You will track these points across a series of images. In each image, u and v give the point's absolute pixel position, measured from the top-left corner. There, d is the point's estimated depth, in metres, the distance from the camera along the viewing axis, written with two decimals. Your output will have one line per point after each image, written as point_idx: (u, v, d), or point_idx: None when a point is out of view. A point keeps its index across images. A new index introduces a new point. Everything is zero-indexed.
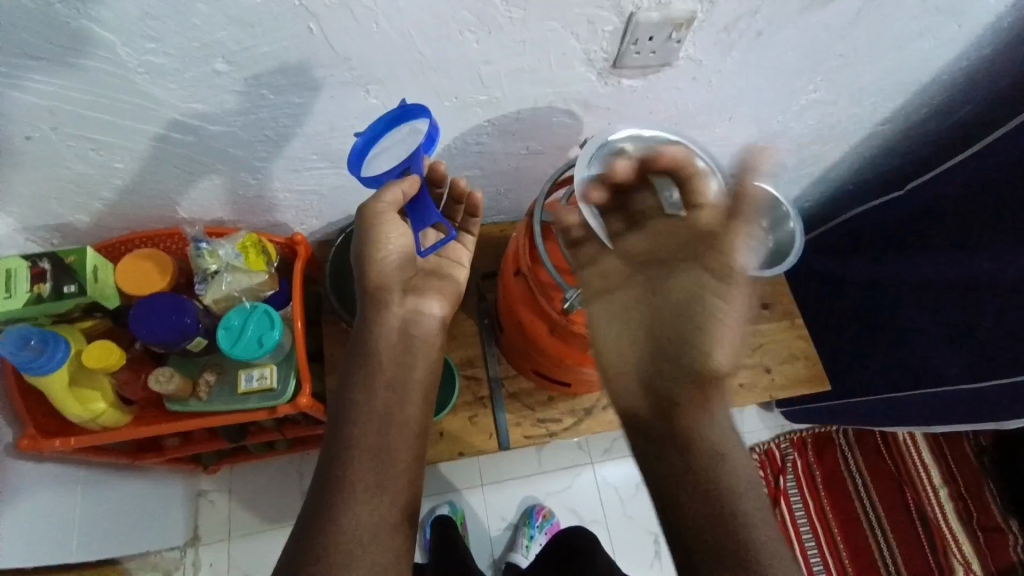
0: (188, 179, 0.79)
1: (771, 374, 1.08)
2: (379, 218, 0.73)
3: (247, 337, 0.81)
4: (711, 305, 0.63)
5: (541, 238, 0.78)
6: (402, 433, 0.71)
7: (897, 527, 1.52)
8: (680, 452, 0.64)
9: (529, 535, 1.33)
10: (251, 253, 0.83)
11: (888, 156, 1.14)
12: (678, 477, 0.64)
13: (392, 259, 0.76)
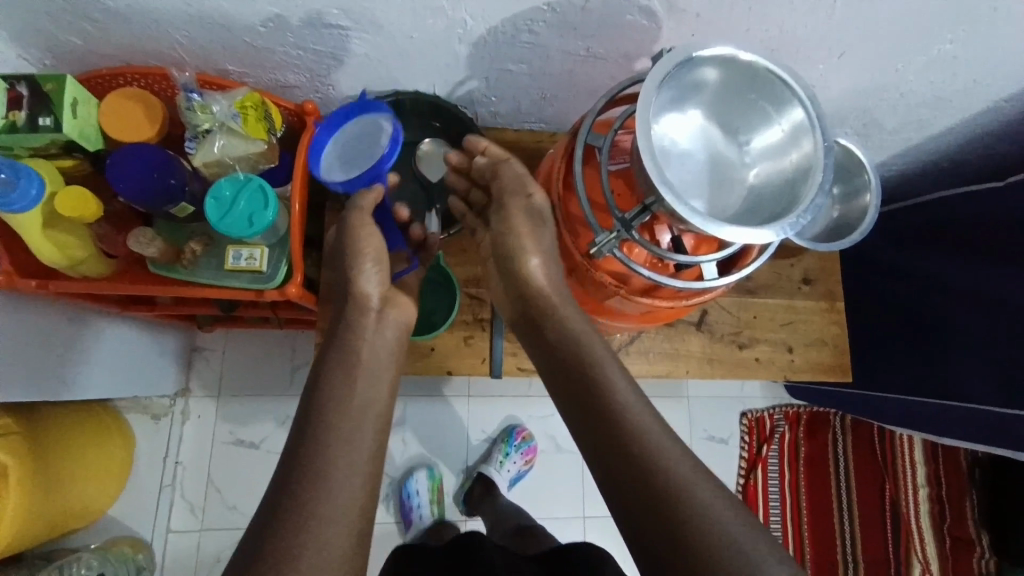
0: (187, 12, 0.67)
1: (793, 354, 1.00)
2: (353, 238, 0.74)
3: (238, 211, 0.73)
4: (529, 238, 0.70)
5: (581, 162, 0.68)
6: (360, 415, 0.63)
7: (864, 513, 1.53)
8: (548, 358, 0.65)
9: (504, 453, 1.33)
10: (250, 116, 0.73)
11: (1003, 138, 0.96)
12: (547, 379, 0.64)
13: (364, 272, 0.74)
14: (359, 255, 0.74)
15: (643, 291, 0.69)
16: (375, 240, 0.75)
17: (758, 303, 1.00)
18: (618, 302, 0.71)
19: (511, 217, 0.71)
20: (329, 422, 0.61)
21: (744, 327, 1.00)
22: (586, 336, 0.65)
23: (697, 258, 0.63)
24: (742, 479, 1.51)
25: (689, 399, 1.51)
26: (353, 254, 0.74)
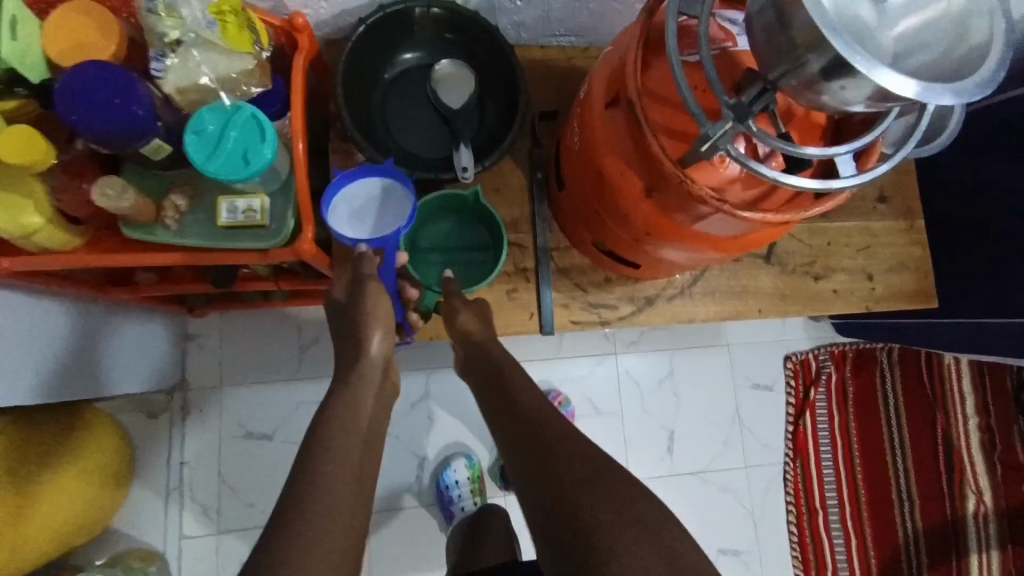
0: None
1: (872, 282, 0.89)
2: (355, 293, 0.65)
3: (228, 149, 0.58)
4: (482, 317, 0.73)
5: (675, 36, 0.49)
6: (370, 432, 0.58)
7: (917, 450, 1.46)
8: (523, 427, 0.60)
9: None
10: (230, 24, 0.57)
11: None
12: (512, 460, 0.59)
13: (377, 335, 0.63)
14: (372, 317, 0.63)
15: (746, 203, 0.56)
16: (385, 305, 0.65)
17: (831, 228, 0.89)
18: (712, 221, 0.58)
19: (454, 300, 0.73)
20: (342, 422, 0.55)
21: (817, 255, 0.88)
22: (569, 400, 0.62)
23: (831, 151, 0.49)
24: (790, 426, 1.43)
25: (730, 346, 1.41)
26: (363, 311, 0.64)
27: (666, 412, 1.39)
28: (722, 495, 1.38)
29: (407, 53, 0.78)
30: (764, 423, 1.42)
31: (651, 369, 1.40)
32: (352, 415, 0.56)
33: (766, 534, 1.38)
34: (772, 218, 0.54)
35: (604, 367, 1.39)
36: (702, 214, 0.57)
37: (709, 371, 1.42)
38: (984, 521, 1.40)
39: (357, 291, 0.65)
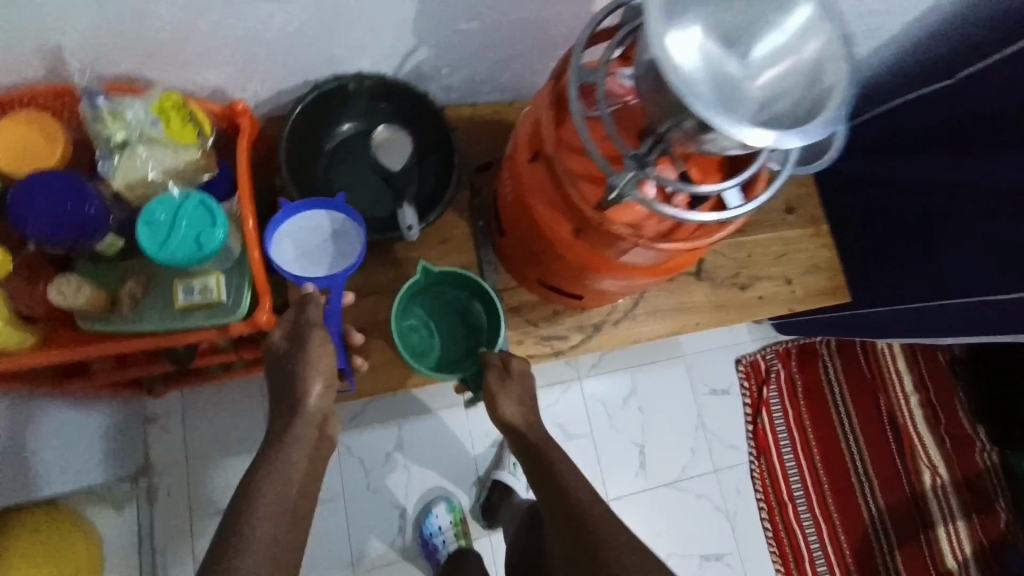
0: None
1: (791, 285, 0.98)
2: (298, 337, 0.65)
3: (180, 235, 0.61)
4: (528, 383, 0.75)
5: (576, 100, 0.57)
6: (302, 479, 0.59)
7: (868, 432, 1.56)
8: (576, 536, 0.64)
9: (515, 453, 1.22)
10: (174, 120, 0.62)
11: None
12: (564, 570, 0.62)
13: (317, 388, 0.64)
14: (312, 368, 0.64)
15: (661, 236, 0.63)
16: (327, 355, 0.65)
17: (750, 241, 0.99)
18: (633, 254, 0.65)
19: (495, 385, 0.74)
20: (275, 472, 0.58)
21: (741, 267, 0.97)
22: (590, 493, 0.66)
23: (722, 186, 0.57)
24: (750, 426, 1.51)
25: (685, 356, 1.50)
26: (304, 362, 0.64)
27: (635, 428, 1.45)
28: (696, 501, 1.44)
29: (343, 123, 0.83)
30: (725, 425, 1.50)
31: (616, 389, 1.46)
32: (288, 470, 0.58)
33: (743, 533, 1.44)
34: (683, 246, 0.62)
35: (571, 394, 1.43)
36: (623, 249, 0.65)
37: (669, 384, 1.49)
38: (942, 493, 1.51)
39: (298, 336, 0.65)
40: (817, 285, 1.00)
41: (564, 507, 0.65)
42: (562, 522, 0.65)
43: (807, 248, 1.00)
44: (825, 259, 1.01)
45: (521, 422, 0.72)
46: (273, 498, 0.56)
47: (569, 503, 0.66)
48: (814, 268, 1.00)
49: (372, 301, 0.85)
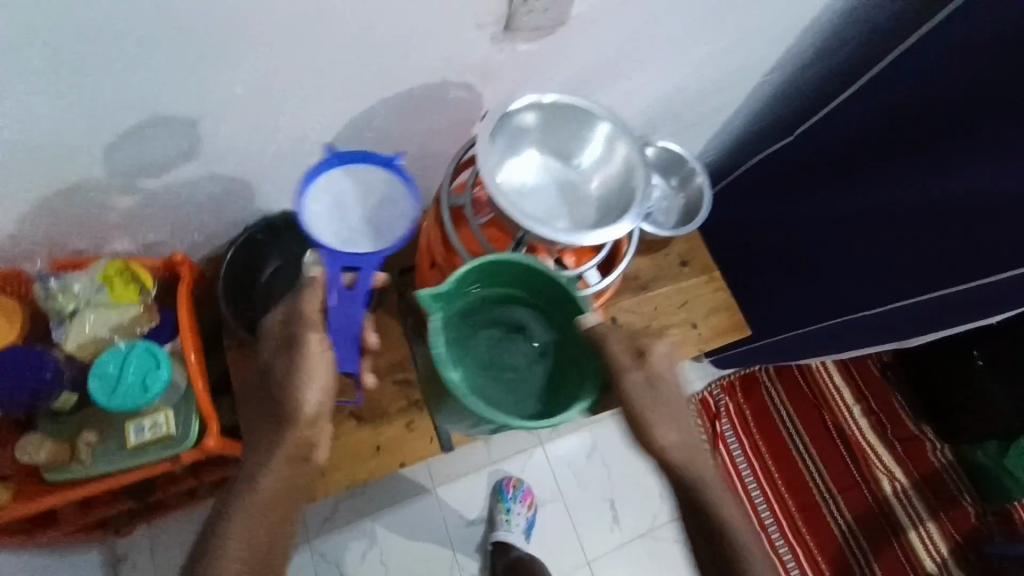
0: (29, 192, 0.67)
1: (696, 328, 1.11)
2: (285, 348, 0.68)
3: (128, 382, 0.69)
4: (677, 388, 0.72)
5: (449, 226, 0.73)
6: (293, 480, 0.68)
7: (822, 449, 1.64)
8: (699, 513, 0.74)
9: (506, 510, 1.37)
10: (118, 283, 0.72)
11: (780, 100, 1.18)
12: (703, 532, 0.74)
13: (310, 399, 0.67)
14: (308, 379, 0.67)
15: None
16: (323, 365, 0.67)
17: (654, 295, 1.11)
18: (529, 329, 0.79)
19: (647, 403, 0.69)
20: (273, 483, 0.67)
21: (650, 320, 1.10)
22: (726, 495, 0.74)
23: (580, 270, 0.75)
24: (711, 461, 1.58)
25: None
26: (299, 374, 0.67)
27: (601, 483, 1.49)
28: (674, 545, 1.48)
29: (269, 260, 0.90)
30: (687, 465, 1.55)
31: (576, 448, 1.50)
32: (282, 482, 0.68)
33: None
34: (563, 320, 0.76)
35: (535, 461, 1.48)
36: (519, 326, 0.79)
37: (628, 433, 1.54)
38: (905, 497, 1.59)
39: (277, 353, 0.68)
40: (720, 324, 1.13)
41: (695, 500, 0.73)
42: (691, 501, 0.74)
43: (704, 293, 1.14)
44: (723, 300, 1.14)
45: (665, 442, 0.71)
46: (254, 502, 0.67)
47: (689, 489, 0.73)
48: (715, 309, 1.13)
49: (318, 408, 0.91)
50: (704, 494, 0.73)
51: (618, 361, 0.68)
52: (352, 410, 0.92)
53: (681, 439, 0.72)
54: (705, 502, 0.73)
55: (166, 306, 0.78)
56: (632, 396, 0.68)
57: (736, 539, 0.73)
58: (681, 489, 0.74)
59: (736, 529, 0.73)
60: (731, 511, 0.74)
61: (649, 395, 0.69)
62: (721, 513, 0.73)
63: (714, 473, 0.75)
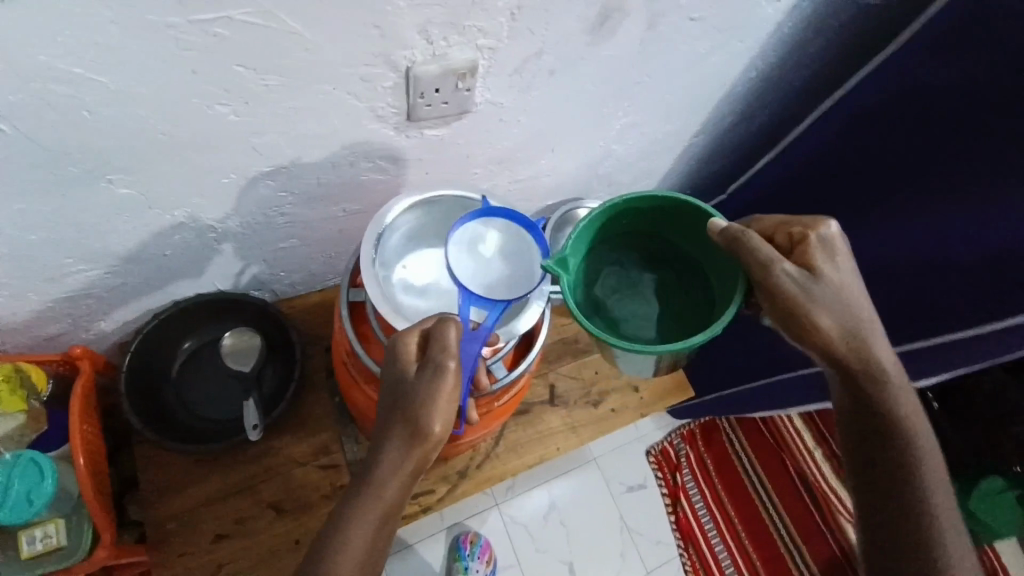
0: None
1: (639, 391, 1.08)
2: (421, 371, 0.60)
3: (11, 494, 0.68)
4: (854, 289, 0.63)
5: (347, 321, 0.73)
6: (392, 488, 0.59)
7: (785, 498, 1.54)
8: (878, 440, 0.66)
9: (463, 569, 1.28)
10: (0, 393, 0.73)
11: (714, 158, 1.19)
12: (868, 466, 0.66)
13: (421, 385, 0.60)
14: (423, 364, 0.60)
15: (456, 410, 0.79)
16: (436, 351, 0.60)
17: (595, 359, 1.09)
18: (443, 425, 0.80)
19: (802, 303, 0.62)
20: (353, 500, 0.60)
21: (590, 385, 1.07)
22: (906, 394, 0.65)
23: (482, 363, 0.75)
24: (672, 516, 1.47)
25: (596, 458, 1.45)
26: (410, 370, 0.61)
27: (559, 545, 1.38)
28: None
29: (182, 350, 0.89)
30: (652, 522, 1.45)
31: (533, 507, 1.39)
32: (382, 481, 0.59)
33: None
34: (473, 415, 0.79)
35: (489, 525, 1.36)
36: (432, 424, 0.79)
37: (589, 488, 1.43)
38: None
39: (424, 369, 0.60)
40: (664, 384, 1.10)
41: (880, 419, 0.65)
42: (860, 427, 0.66)
43: None
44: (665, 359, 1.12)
45: (833, 331, 0.63)
46: (349, 553, 0.58)
47: (881, 413, 0.65)
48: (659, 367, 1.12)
49: (231, 501, 0.85)
50: (901, 421, 0.65)
51: (766, 254, 0.62)
52: (269, 502, 0.86)
53: (870, 329, 0.64)
54: (874, 427, 0.65)
55: (56, 411, 0.79)
56: (798, 306, 0.62)
57: (918, 469, 0.65)
58: (858, 410, 0.66)
59: (926, 463, 0.65)
60: (923, 440, 0.66)
61: (824, 298, 0.62)
62: (911, 438, 0.65)
63: (903, 394, 0.65)
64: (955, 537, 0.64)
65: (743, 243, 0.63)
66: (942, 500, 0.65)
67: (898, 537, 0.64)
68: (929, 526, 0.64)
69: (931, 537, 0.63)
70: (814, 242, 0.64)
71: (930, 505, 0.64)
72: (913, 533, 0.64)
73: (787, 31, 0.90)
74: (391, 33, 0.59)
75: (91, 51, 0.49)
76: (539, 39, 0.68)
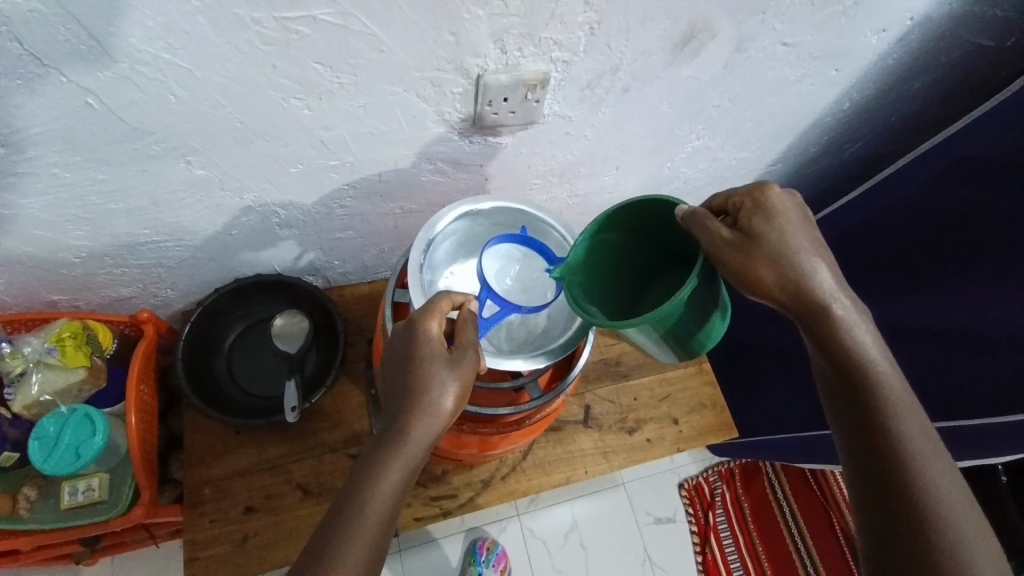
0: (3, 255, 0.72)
1: (679, 426, 1.03)
2: (454, 353, 0.61)
3: (63, 446, 0.81)
4: (804, 242, 0.58)
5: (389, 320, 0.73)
6: (413, 452, 0.57)
7: (826, 558, 1.42)
8: (857, 417, 0.57)
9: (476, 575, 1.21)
10: (68, 347, 0.81)
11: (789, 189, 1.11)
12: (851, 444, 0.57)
13: (438, 353, 0.60)
14: (429, 330, 0.61)
15: (484, 422, 0.78)
16: (435, 319, 0.61)
17: (635, 385, 1.05)
18: (469, 434, 0.80)
19: (748, 264, 0.57)
20: (372, 463, 0.57)
21: (627, 412, 1.03)
22: (881, 355, 0.57)
23: (516, 381, 0.74)
24: (699, 556, 1.38)
25: (626, 483, 1.38)
26: (428, 336, 0.60)
27: (575, 569, 1.30)
28: None
29: (236, 324, 0.93)
30: (676, 558, 1.36)
31: (554, 523, 1.32)
32: (411, 445, 0.57)
33: None
34: (500, 430, 0.78)
35: (508, 534, 1.30)
36: (459, 430, 0.80)
37: (615, 513, 1.36)
38: None
39: (460, 351, 0.61)
40: (706, 419, 1.05)
41: (852, 389, 0.57)
42: (842, 403, 0.58)
43: (691, 386, 1.06)
44: (710, 393, 1.06)
45: (777, 290, 0.58)
46: (374, 512, 0.55)
47: (852, 382, 0.57)
48: (703, 400, 1.06)
49: (265, 476, 0.88)
50: (877, 390, 0.56)
51: (713, 225, 0.57)
52: (298, 482, 0.88)
53: (824, 284, 0.58)
54: (847, 401, 0.58)
55: (113, 369, 0.89)
56: (743, 263, 0.57)
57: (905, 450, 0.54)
58: (832, 380, 0.59)
59: (921, 446, 0.54)
60: (913, 416, 0.56)
61: (768, 254, 0.57)
62: (894, 410, 0.56)
63: (880, 359, 0.57)
64: (976, 537, 0.51)
65: (690, 214, 0.58)
66: (952, 486, 0.53)
67: (892, 538, 0.53)
68: (937, 520, 0.51)
69: (944, 535, 0.51)
70: (754, 195, 0.60)
71: (938, 493, 0.52)
72: (915, 530, 0.52)
73: (890, 62, 0.83)
74: (465, 40, 0.58)
75: (180, 40, 0.51)
76: (617, 55, 0.66)
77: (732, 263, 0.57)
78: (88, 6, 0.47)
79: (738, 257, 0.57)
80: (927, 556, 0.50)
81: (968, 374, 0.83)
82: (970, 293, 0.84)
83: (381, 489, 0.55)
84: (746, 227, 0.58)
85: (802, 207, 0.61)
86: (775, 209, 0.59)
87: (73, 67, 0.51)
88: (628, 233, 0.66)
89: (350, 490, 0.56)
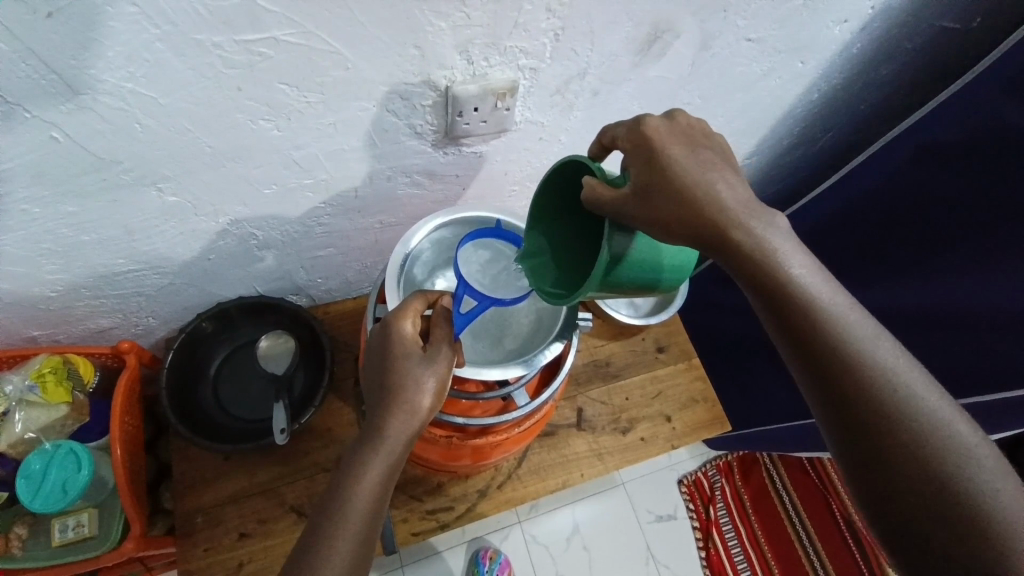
0: None
1: (671, 422, 1.03)
2: (429, 348, 0.61)
3: (49, 484, 0.80)
4: (699, 171, 0.54)
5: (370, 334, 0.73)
6: (390, 452, 0.56)
7: (829, 547, 1.41)
8: (803, 351, 0.51)
9: None
10: (49, 383, 0.81)
11: (766, 179, 1.12)
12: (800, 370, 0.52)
13: (412, 351, 0.60)
14: (400, 326, 0.61)
15: (475, 434, 0.78)
16: (405, 315, 0.61)
17: (625, 384, 1.05)
18: (461, 448, 0.79)
19: (658, 208, 0.52)
20: (352, 467, 0.56)
21: (619, 412, 1.03)
22: (805, 274, 0.52)
23: (504, 390, 0.73)
24: (703, 551, 1.38)
25: (625, 483, 1.38)
26: (400, 334, 0.60)
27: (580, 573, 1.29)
28: None
29: (221, 348, 0.92)
30: (680, 554, 1.36)
31: (557, 528, 1.32)
32: (392, 444, 0.57)
33: None
34: (495, 440, 0.78)
35: (510, 542, 1.29)
36: (450, 446, 0.79)
37: (616, 514, 1.36)
38: None
39: (436, 346, 0.61)
40: (700, 413, 1.05)
41: (799, 330, 0.51)
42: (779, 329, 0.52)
43: (683, 381, 1.06)
44: (702, 387, 1.06)
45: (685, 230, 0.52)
46: (356, 516, 0.54)
47: (791, 323, 0.51)
48: (695, 394, 1.06)
49: (258, 500, 0.87)
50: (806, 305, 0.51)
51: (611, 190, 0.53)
52: (291, 504, 0.87)
53: (727, 202, 0.53)
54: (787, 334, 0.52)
55: (97, 403, 0.88)
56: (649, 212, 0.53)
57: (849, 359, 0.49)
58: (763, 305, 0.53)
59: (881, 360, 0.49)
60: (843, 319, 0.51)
61: (666, 198, 0.53)
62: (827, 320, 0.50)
63: (815, 284, 0.51)
64: (970, 441, 0.48)
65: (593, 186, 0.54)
66: (929, 394, 0.49)
67: (888, 481, 0.48)
68: (925, 436, 0.48)
69: (938, 454, 0.47)
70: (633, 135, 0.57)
71: (920, 412, 0.48)
72: (912, 461, 0.48)
73: (854, 51, 0.84)
74: (431, 53, 0.58)
75: (142, 68, 0.51)
76: (583, 59, 0.66)
77: (634, 218, 0.53)
78: (46, 38, 0.46)
79: (650, 210, 0.53)
80: (930, 492, 0.47)
81: (953, 354, 0.84)
82: (949, 274, 0.85)
83: (363, 493, 0.55)
84: (645, 173, 0.54)
85: (691, 130, 0.57)
86: (660, 144, 0.55)
87: (36, 101, 0.51)
88: (566, 214, 0.65)
89: (331, 496, 0.55)
